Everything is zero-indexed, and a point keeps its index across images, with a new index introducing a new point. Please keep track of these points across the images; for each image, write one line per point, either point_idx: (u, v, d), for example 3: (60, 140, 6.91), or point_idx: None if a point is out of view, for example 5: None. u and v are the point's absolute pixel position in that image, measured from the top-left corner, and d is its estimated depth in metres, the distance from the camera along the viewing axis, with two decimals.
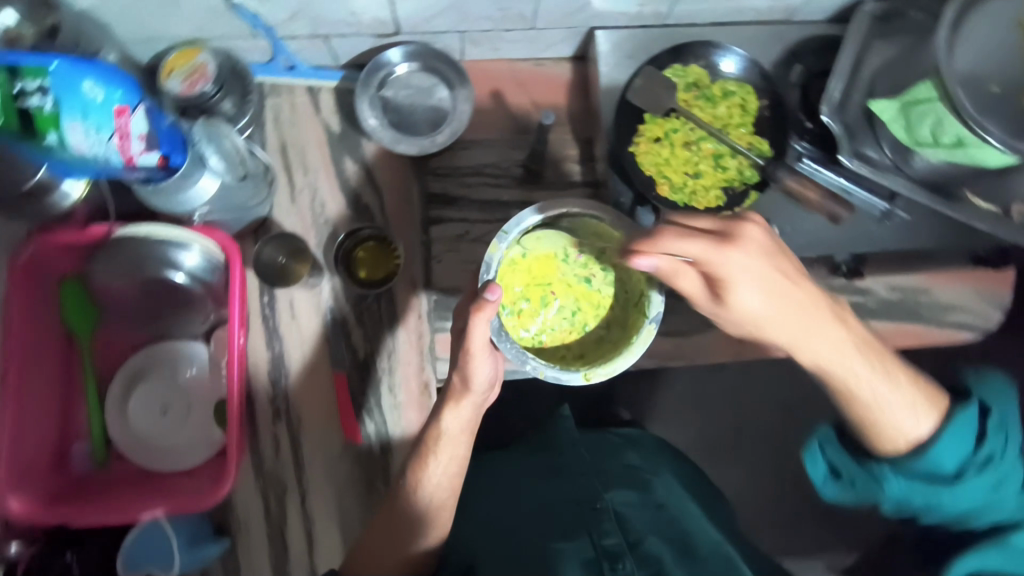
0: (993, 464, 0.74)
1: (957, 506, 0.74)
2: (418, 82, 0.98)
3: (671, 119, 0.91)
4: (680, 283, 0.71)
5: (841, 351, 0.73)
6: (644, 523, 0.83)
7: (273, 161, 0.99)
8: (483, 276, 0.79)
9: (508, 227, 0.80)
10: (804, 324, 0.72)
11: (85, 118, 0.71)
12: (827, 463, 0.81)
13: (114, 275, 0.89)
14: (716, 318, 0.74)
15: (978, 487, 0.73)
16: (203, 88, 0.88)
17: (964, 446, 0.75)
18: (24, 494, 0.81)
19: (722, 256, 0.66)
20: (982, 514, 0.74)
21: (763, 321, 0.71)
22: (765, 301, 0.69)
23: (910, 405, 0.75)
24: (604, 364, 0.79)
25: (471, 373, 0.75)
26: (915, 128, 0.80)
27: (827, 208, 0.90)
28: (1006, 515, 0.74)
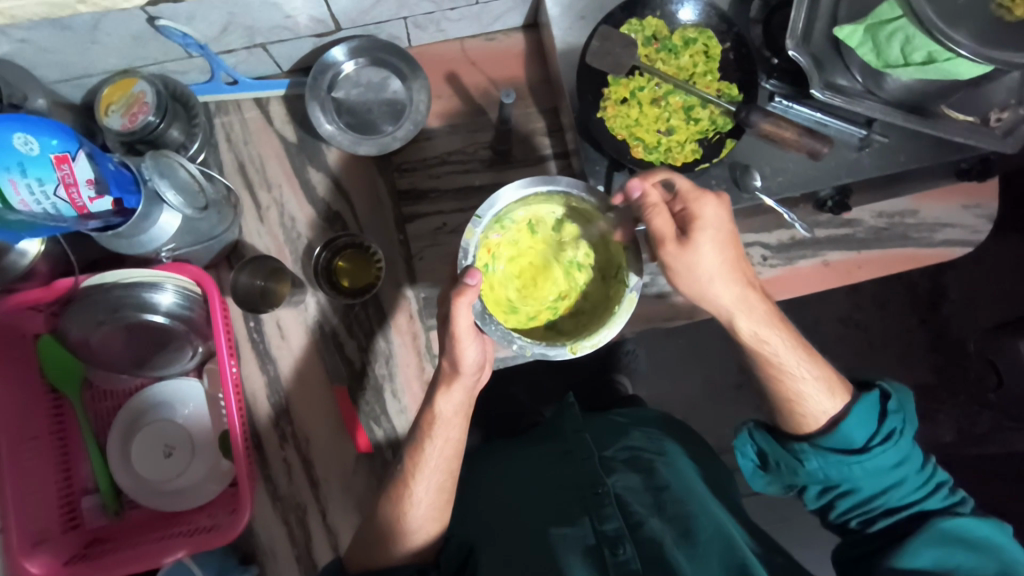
0: (895, 439, 0.74)
1: (871, 487, 0.75)
2: (368, 78, 0.94)
3: (634, 78, 0.88)
4: (652, 221, 0.71)
5: (772, 323, 0.75)
6: (646, 506, 0.80)
7: (234, 182, 0.95)
8: (461, 262, 0.76)
9: (482, 210, 0.78)
10: (740, 289, 0.73)
11: (24, 172, 0.67)
12: (757, 451, 0.80)
13: (89, 324, 0.84)
14: (672, 266, 0.72)
15: (883, 458, 0.74)
16: (145, 118, 0.83)
17: (871, 424, 0.75)
18: (41, 558, 0.79)
19: (700, 194, 0.71)
20: (892, 490, 0.74)
21: (714, 273, 0.72)
22: (720, 254, 0.71)
23: (825, 386, 0.76)
24: (589, 336, 0.77)
25: (456, 357, 0.73)
26: (883, 49, 0.77)
27: (804, 145, 0.84)
28: (911, 491, 0.74)
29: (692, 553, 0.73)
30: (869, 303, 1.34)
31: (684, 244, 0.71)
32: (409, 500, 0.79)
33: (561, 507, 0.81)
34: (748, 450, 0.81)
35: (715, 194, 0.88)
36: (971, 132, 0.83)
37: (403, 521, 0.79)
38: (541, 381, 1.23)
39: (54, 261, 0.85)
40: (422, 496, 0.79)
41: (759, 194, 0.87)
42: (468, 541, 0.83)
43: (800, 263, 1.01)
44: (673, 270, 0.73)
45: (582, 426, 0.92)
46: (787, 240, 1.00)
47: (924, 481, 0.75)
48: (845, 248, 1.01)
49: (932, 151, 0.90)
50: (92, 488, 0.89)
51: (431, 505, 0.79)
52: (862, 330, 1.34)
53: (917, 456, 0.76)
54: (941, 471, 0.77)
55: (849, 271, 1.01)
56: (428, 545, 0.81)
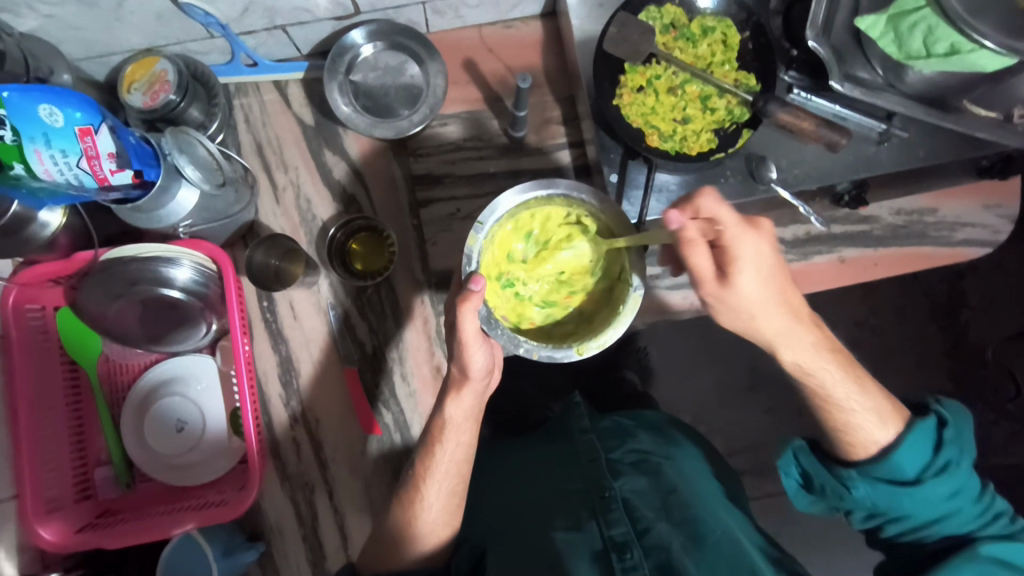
0: (952, 470, 0.72)
1: (923, 516, 0.73)
2: (386, 62, 0.94)
3: (652, 66, 0.88)
4: (691, 258, 0.65)
5: (819, 352, 0.72)
6: (654, 509, 0.78)
7: (252, 163, 0.96)
8: (466, 268, 0.76)
9: (484, 217, 0.77)
10: (788, 321, 0.70)
11: (48, 143, 0.68)
12: (802, 472, 0.78)
13: (105, 298, 0.85)
14: (713, 304, 0.69)
15: (937, 489, 0.72)
16: (166, 97, 0.84)
17: (925, 454, 0.73)
18: (54, 525, 0.81)
19: (747, 235, 0.65)
20: (947, 519, 0.73)
21: (755, 309, 0.68)
22: (764, 289, 0.67)
23: (876, 417, 0.74)
24: (596, 337, 0.78)
25: (465, 363, 0.72)
26: (905, 41, 0.76)
27: (821, 136, 0.83)
28: (968, 521, 0.73)
29: (700, 560, 0.71)
30: (885, 306, 1.31)
31: (725, 281, 0.66)
32: (419, 504, 0.78)
33: (564, 508, 0.80)
34: (792, 470, 0.78)
35: (731, 185, 0.88)
36: (990, 127, 0.82)
37: (419, 522, 0.78)
38: (551, 373, 1.22)
39: (75, 234, 0.86)
40: (433, 500, 0.78)
41: (774, 186, 0.86)
42: (479, 547, 0.81)
43: (816, 259, 1.00)
44: (714, 305, 0.69)
45: (589, 426, 0.89)
46: (802, 234, 1.00)
47: (981, 511, 0.73)
48: (862, 245, 1.00)
49: (953, 147, 0.88)
50: (105, 460, 0.90)
51: (441, 512, 0.78)
52: (878, 333, 1.31)
53: (976, 487, 0.74)
54: (1001, 501, 0.75)
55: (865, 268, 1.00)
56: (437, 552, 0.80)
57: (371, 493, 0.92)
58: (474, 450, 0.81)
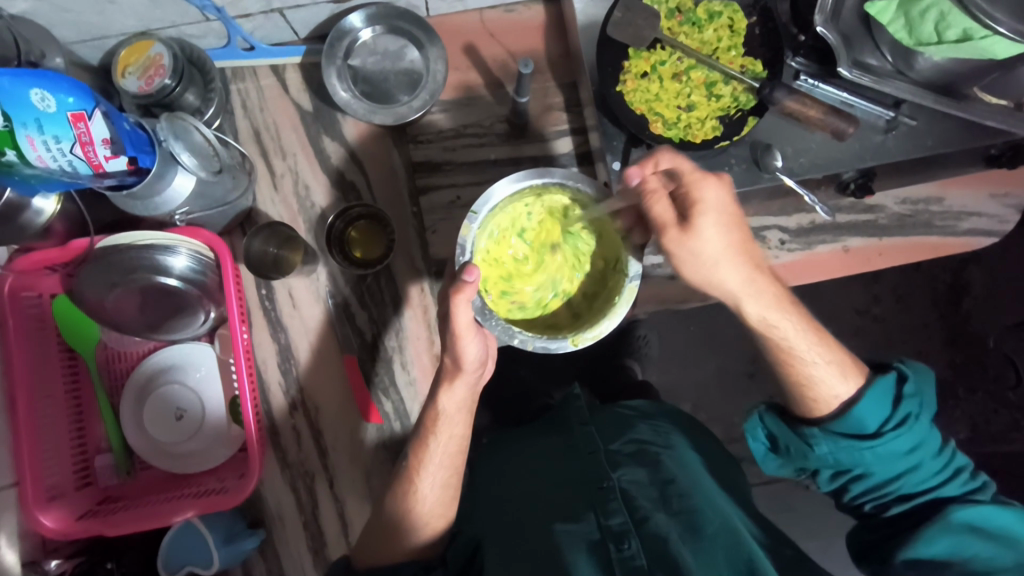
0: (910, 424, 0.72)
1: (883, 472, 0.73)
2: (386, 46, 0.92)
3: (656, 52, 0.86)
4: (652, 207, 0.68)
5: (780, 308, 0.72)
6: (651, 500, 0.77)
7: (249, 150, 0.95)
8: (460, 258, 0.77)
9: (477, 206, 0.77)
10: (747, 272, 0.70)
11: (41, 129, 0.67)
12: (768, 434, 0.79)
13: (103, 285, 0.84)
14: (674, 252, 0.69)
15: (896, 443, 0.72)
16: (162, 81, 0.83)
17: (884, 408, 0.72)
18: (55, 512, 0.81)
19: (701, 179, 0.67)
20: (908, 475, 0.73)
21: (717, 257, 0.68)
22: (722, 236, 0.68)
23: (837, 370, 0.73)
24: (590, 327, 0.77)
25: (458, 355, 0.73)
26: (916, 27, 0.74)
27: (828, 124, 0.82)
28: (927, 476, 0.73)
29: (697, 548, 0.71)
30: (888, 295, 1.31)
31: (686, 229, 0.67)
32: (414, 494, 0.79)
33: (563, 499, 0.79)
34: (758, 433, 0.80)
35: (735, 173, 0.86)
36: (1000, 115, 0.81)
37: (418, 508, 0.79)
38: (552, 361, 1.22)
39: (71, 221, 0.85)
40: (427, 492, 0.79)
41: (780, 175, 0.84)
42: (475, 537, 0.82)
43: (820, 248, 0.99)
44: (676, 256, 0.69)
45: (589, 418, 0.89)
46: (806, 224, 0.99)
47: (941, 466, 0.73)
48: (867, 234, 0.99)
49: (963, 136, 0.87)
50: (105, 447, 0.90)
51: (436, 502, 0.79)
52: (880, 322, 1.31)
53: (936, 440, 0.74)
54: (962, 455, 0.75)
55: (869, 258, 0.99)
56: (430, 544, 0.81)
57: (371, 481, 0.92)
58: (468, 440, 0.81)
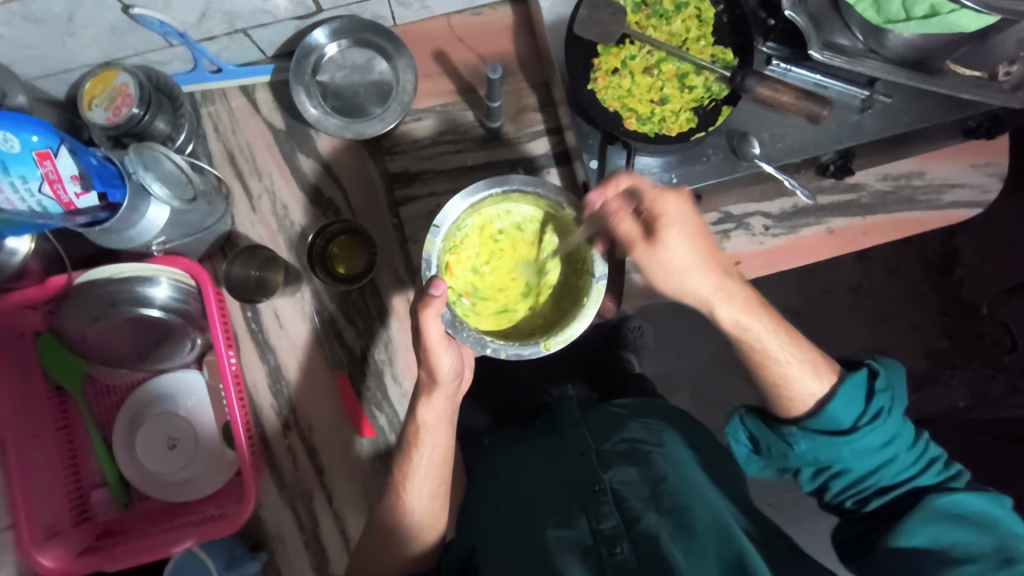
0: (884, 418, 0.72)
1: (860, 466, 0.73)
2: (353, 59, 0.91)
3: (625, 47, 0.86)
4: (618, 227, 0.69)
5: (751, 308, 0.73)
6: (643, 500, 0.76)
7: (224, 173, 0.94)
8: (426, 273, 0.75)
9: (439, 220, 0.76)
10: (717, 279, 0.71)
11: (6, 170, 0.66)
12: (749, 436, 0.80)
13: (84, 320, 0.83)
14: (646, 266, 0.70)
15: (872, 438, 0.72)
16: (129, 111, 0.82)
17: (858, 404, 0.73)
18: (54, 551, 0.80)
19: (664, 196, 0.67)
20: (885, 467, 0.73)
21: (687, 266, 0.69)
22: (689, 249, 0.68)
23: (810, 369, 0.74)
24: (561, 331, 0.75)
25: (436, 368, 0.73)
26: (884, 5, 0.74)
27: (802, 108, 0.80)
28: (903, 468, 0.73)
29: (689, 548, 0.68)
30: (878, 270, 1.30)
31: (653, 240, 0.68)
32: (405, 508, 0.79)
33: (556, 503, 0.78)
34: (740, 436, 0.80)
35: (713, 163, 0.86)
36: (974, 87, 0.80)
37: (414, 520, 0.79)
38: (547, 360, 1.21)
39: (47, 259, 0.85)
40: (419, 504, 0.79)
41: (758, 161, 0.84)
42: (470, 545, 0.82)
43: (805, 231, 0.99)
44: (647, 267, 0.70)
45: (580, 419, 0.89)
46: (789, 208, 0.98)
47: (916, 458, 0.74)
48: (851, 214, 0.99)
49: (939, 109, 0.86)
50: (100, 481, 0.90)
51: (429, 511, 0.80)
52: (872, 297, 1.31)
53: (908, 433, 0.74)
54: (934, 447, 0.75)
55: (855, 238, 0.99)
56: (425, 552, 0.82)
57: (372, 497, 0.92)
58: (454, 449, 0.81)
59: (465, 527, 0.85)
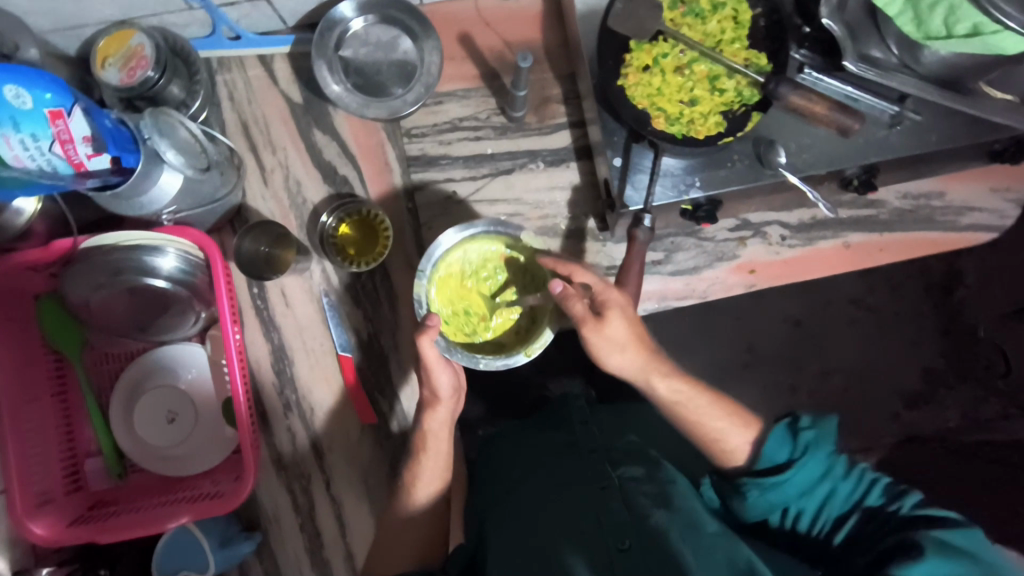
0: (812, 452, 0.72)
1: (809, 505, 0.72)
2: (378, 37, 0.89)
3: (659, 44, 0.83)
4: (570, 308, 0.72)
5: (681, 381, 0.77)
6: (649, 498, 0.74)
7: (237, 143, 0.92)
8: (418, 313, 0.81)
9: (424, 264, 0.81)
10: (643, 362, 0.74)
11: (17, 127, 0.64)
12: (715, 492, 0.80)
13: (88, 288, 0.81)
14: (594, 346, 0.72)
15: (805, 472, 0.71)
16: (144, 74, 0.80)
17: (787, 445, 0.74)
18: (45, 519, 0.79)
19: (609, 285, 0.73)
20: (831, 502, 0.71)
21: (626, 343, 0.72)
22: (631, 330, 0.72)
23: (737, 420, 0.78)
24: (537, 338, 0.78)
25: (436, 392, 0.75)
26: (925, 20, 0.72)
27: (833, 121, 0.78)
28: (851, 501, 0.70)
29: (696, 550, 0.68)
30: (883, 286, 1.31)
31: (601, 318, 0.71)
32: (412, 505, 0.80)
33: (562, 498, 0.76)
34: (708, 493, 0.81)
35: (737, 170, 0.84)
36: (1006, 111, 0.80)
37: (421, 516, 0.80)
38: None
39: (53, 221, 0.82)
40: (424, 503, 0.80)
41: (783, 171, 0.82)
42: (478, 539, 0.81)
43: (821, 244, 0.98)
44: (594, 347, 0.73)
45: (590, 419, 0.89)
46: (808, 219, 0.98)
47: (862, 488, 0.70)
48: (868, 229, 0.98)
49: (967, 130, 0.85)
50: (95, 451, 0.88)
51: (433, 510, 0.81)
52: (876, 312, 1.31)
53: (840, 461, 0.72)
54: (876, 475, 0.71)
55: (870, 254, 0.98)
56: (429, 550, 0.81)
57: (372, 482, 0.91)
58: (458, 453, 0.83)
59: (470, 521, 0.85)
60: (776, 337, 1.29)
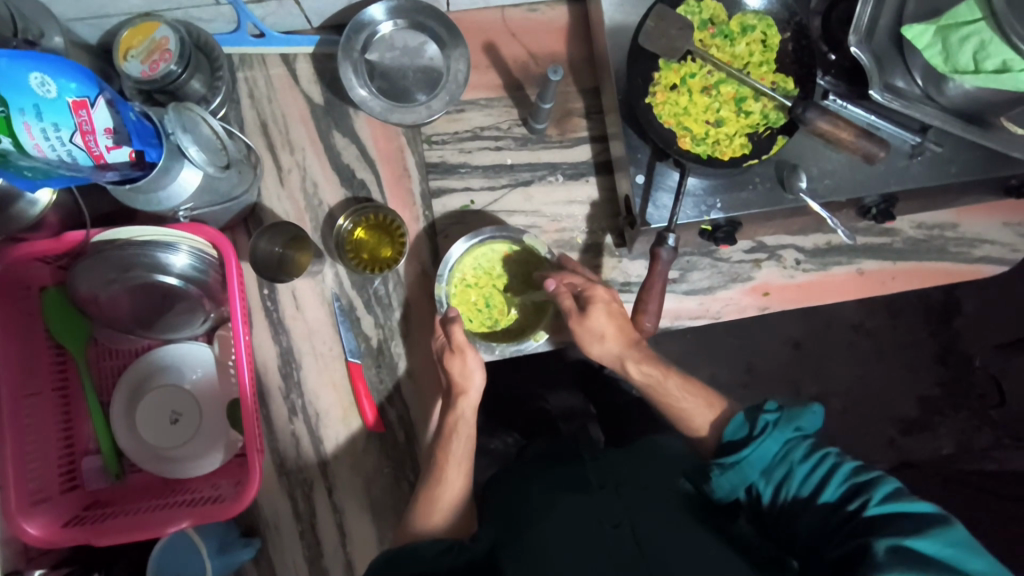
0: (771, 429, 0.66)
1: (772, 487, 0.65)
2: (405, 42, 0.88)
3: (687, 64, 0.84)
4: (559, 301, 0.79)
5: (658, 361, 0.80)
6: None
7: (255, 142, 0.91)
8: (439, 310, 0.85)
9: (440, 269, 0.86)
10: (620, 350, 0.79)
11: (39, 116, 0.63)
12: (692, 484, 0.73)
13: (99, 281, 0.80)
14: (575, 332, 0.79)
15: (762, 449, 0.66)
16: (167, 67, 0.78)
17: (747, 425, 0.69)
18: (40, 519, 0.76)
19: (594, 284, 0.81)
20: (788, 484, 0.64)
21: (607, 333, 0.79)
22: (615, 322, 0.79)
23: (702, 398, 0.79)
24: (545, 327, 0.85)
25: (462, 381, 0.80)
26: (954, 54, 0.72)
27: (859, 147, 0.80)
28: (813, 485, 0.62)
29: None
30: (889, 313, 1.31)
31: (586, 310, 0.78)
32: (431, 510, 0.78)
33: None
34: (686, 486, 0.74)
35: (758, 192, 0.84)
36: None
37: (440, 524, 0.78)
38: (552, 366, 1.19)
39: (65, 212, 0.81)
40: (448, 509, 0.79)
41: (803, 197, 0.83)
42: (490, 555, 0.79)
43: (835, 270, 0.98)
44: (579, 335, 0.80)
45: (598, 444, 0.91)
46: (823, 244, 0.98)
47: (824, 471, 0.62)
48: (882, 257, 0.99)
49: (985, 163, 0.86)
50: (93, 449, 0.86)
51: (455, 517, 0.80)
52: (880, 339, 1.32)
53: (800, 444, 0.65)
54: (847, 464, 0.62)
55: (884, 282, 0.99)
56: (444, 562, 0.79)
57: (375, 491, 0.90)
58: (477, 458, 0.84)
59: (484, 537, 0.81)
60: (778, 358, 1.29)
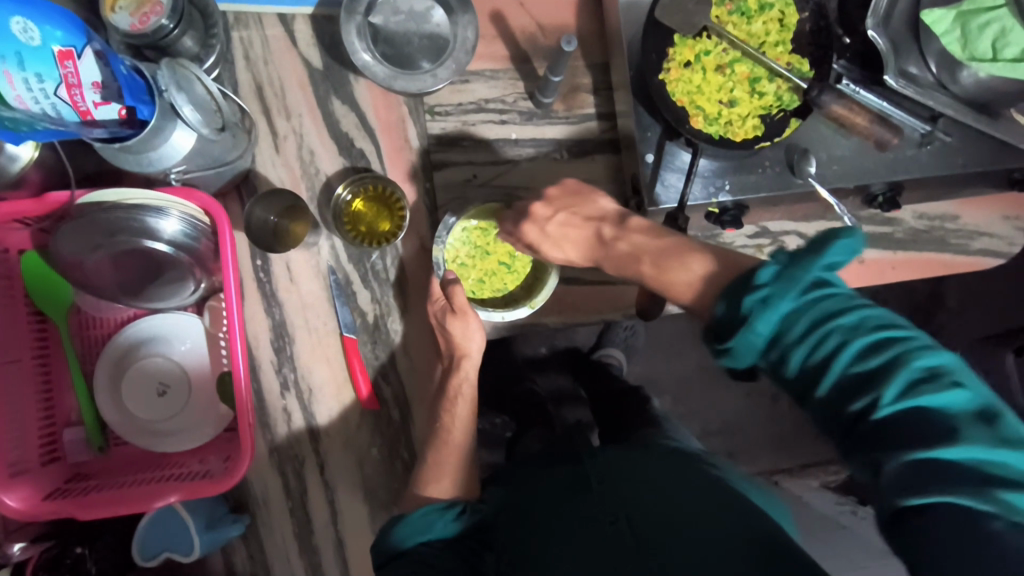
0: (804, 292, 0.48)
1: (808, 359, 0.49)
2: (410, 6, 0.85)
3: (702, 40, 0.82)
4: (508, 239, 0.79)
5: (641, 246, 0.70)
6: None
7: (249, 106, 0.87)
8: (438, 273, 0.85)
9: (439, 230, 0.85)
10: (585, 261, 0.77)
11: (22, 65, 0.61)
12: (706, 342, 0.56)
13: (82, 247, 0.75)
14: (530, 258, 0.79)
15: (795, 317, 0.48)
16: (158, 21, 0.74)
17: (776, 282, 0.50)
18: (20, 490, 0.74)
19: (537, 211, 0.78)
20: (830, 358, 0.47)
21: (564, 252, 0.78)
22: (571, 241, 0.77)
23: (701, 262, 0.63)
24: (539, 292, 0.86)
25: (462, 343, 0.82)
26: (972, 40, 0.72)
27: (873, 132, 0.80)
28: (860, 359, 0.47)
29: None
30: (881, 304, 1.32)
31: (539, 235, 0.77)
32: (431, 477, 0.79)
33: None
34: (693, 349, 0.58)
35: (768, 176, 0.83)
36: None
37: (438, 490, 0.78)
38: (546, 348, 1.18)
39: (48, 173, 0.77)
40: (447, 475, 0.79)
41: (813, 182, 0.82)
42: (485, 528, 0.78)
43: None
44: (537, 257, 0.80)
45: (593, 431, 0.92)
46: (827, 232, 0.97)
47: (875, 346, 0.47)
48: (883, 246, 0.98)
49: (993, 154, 0.85)
50: (75, 420, 0.83)
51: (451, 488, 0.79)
52: None
53: (843, 310, 0.48)
54: (859, 341, 0.47)
55: (884, 271, 0.98)
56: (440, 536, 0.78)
57: (366, 468, 0.88)
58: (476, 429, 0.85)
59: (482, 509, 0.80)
60: None
